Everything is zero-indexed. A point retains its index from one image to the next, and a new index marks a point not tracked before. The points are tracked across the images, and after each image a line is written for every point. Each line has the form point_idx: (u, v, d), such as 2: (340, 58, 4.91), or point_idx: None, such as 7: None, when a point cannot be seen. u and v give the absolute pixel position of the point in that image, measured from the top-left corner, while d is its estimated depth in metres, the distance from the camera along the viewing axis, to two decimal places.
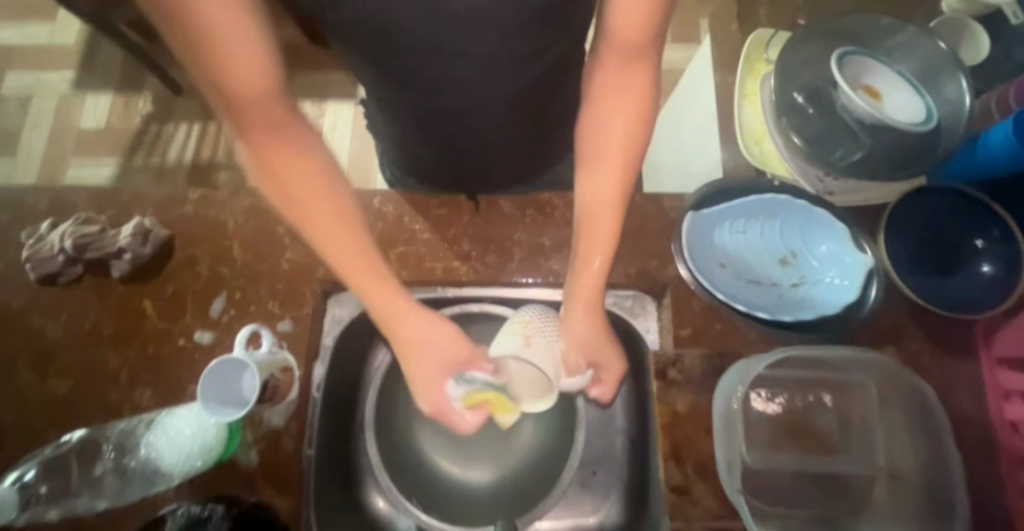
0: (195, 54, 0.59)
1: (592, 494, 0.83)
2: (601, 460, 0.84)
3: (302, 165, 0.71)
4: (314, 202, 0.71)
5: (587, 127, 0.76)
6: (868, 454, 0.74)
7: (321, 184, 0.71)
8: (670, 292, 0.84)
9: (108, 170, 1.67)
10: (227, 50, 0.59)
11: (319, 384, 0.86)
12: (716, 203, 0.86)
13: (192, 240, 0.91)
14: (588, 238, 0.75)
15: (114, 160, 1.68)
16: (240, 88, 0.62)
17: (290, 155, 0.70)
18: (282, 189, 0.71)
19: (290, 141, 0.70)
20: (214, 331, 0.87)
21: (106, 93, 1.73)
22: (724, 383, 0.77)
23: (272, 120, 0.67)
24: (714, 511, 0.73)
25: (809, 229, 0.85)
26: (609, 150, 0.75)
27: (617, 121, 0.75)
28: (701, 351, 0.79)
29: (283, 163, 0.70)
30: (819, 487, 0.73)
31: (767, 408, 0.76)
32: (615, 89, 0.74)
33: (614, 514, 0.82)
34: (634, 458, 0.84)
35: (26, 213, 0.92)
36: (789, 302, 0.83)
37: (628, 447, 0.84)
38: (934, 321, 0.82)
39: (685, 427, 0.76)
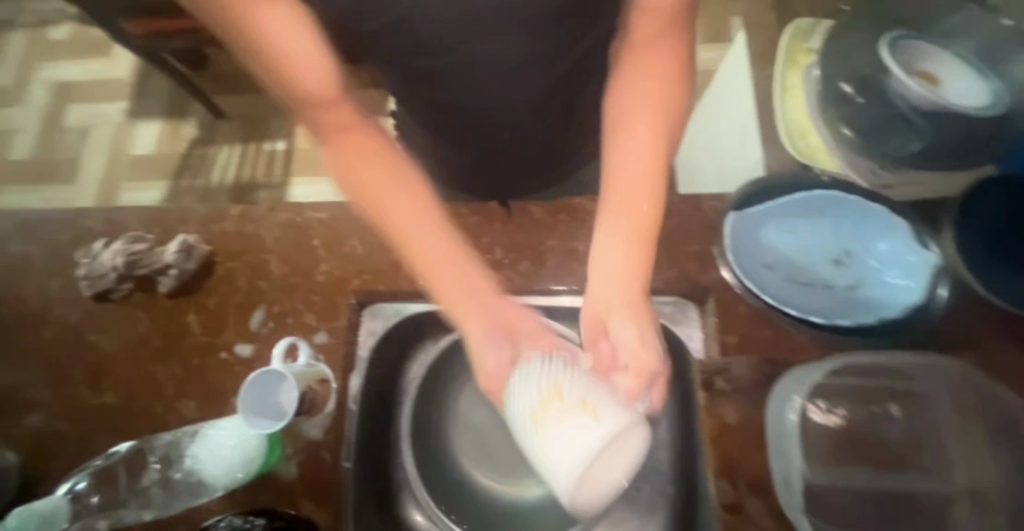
0: (261, 63, 0.65)
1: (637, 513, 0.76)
2: (647, 476, 0.77)
3: (374, 154, 0.73)
4: (387, 195, 0.72)
5: (618, 124, 0.73)
6: (946, 471, 0.67)
7: (385, 174, 0.73)
8: (713, 297, 0.80)
9: (157, 192, 1.76)
10: (288, 55, 0.64)
11: (354, 396, 0.85)
12: (759, 203, 0.81)
13: (232, 255, 0.93)
14: (624, 243, 0.70)
15: (162, 183, 1.77)
16: (306, 91, 0.67)
17: (361, 147, 0.72)
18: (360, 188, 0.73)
19: (361, 137, 0.72)
20: (253, 344, 0.89)
21: (155, 120, 1.84)
22: (779, 392, 0.72)
23: (342, 120, 0.71)
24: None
25: (864, 227, 0.79)
26: (644, 144, 0.71)
27: (651, 113, 0.71)
28: (749, 360, 0.75)
29: (360, 161, 0.72)
30: (891, 507, 0.67)
31: (828, 420, 0.70)
32: (648, 81, 0.72)
33: None
34: (683, 474, 0.76)
35: (82, 233, 0.97)
36: (845, 305, 0.77)
37: (677, 462, 0.76)
38: (1014, 323, 0.74)
39: (735, 440, 0.71)
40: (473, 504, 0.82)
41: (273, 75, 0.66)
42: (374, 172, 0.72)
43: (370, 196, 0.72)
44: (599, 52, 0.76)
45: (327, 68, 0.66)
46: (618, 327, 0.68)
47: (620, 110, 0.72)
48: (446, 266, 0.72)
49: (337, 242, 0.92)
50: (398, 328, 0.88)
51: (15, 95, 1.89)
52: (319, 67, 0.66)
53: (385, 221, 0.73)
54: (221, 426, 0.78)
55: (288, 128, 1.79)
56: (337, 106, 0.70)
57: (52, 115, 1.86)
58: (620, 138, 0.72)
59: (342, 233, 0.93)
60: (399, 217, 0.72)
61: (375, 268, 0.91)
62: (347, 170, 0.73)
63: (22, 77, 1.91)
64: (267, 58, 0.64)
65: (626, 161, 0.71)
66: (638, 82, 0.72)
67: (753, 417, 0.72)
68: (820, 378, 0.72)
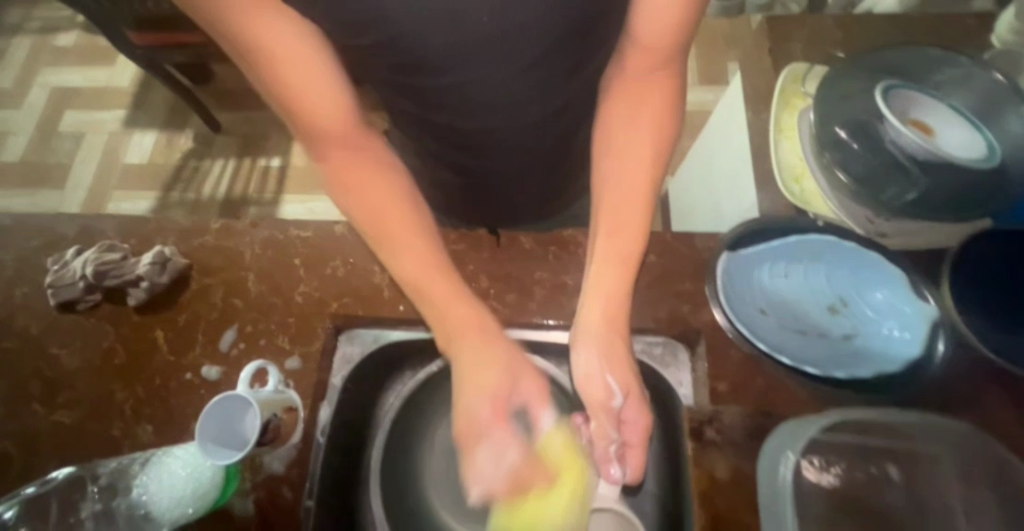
0: (259, 74, 0.61)
1: None
2: None
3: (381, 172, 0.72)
4: (381, 214, 0.71)
5: (614, 157, 0.72)
6: None
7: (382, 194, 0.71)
8: (704, 340, 0.76)
9: (146, 203, 1.73)
10: (289, 66, 0.60)
11: (325, 426, 0.81)
12: (755, 244, 0.79)
13: (209, 270, 0.89)
14: (616, 282, 0.69)
15: (153, 194, 1.74)
16: (310, 108, 0.64)
17: (357, 163, 0.71)
18: (361, 206, 0.71)
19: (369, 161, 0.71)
20: (222, 366, 0.84)
21: (152, 131, 1.83)
22: (772, 445, 0.69)
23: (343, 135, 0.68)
24: None
25: (860, 274, 0.76)
26: (640, 181, 0.71)
27: (646, 151, 0.71)
28: (741, 409, 0.72)
29: (366, 184, 0.71)
30: None
31: (822, 480, 0.65)
32: (642, 117, 0.71)
33: None
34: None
35: (54, 239, 0.94)
36: (841, 356, 0.74)
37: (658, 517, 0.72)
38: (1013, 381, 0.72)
39: (724, 496, 0.68)
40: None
41: (271, 84, 0.62)
42: (369, 188, 0.71)
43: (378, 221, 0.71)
44: (595, 85, 0.75)
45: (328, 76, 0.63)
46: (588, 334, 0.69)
47: (615, 143, 0.72)
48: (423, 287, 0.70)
49: (318, 262, 0.89)
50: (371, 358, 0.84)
51: (13, 99, 1.88)
52: (337, 94, 0.64)
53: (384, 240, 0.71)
54: (174, 457, 0.72)
55: (286, 144, 1.78)
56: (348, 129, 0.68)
57: (48, 121, 1.85)
58: (616, 166, 0.71)
59: (324, 253, 0.89)
60: (386, 240, 0.71)
61: (356, 291, 0.87)
62: (348, 190, 0.71)
63: (21, 82, 1.91)
64: (271, 68, 0.61)
65: (619, 206, 0.70)
66: (635, 115, 0.71)
67: (742, 471, 0.69)
68: (820, 432, 0.68)
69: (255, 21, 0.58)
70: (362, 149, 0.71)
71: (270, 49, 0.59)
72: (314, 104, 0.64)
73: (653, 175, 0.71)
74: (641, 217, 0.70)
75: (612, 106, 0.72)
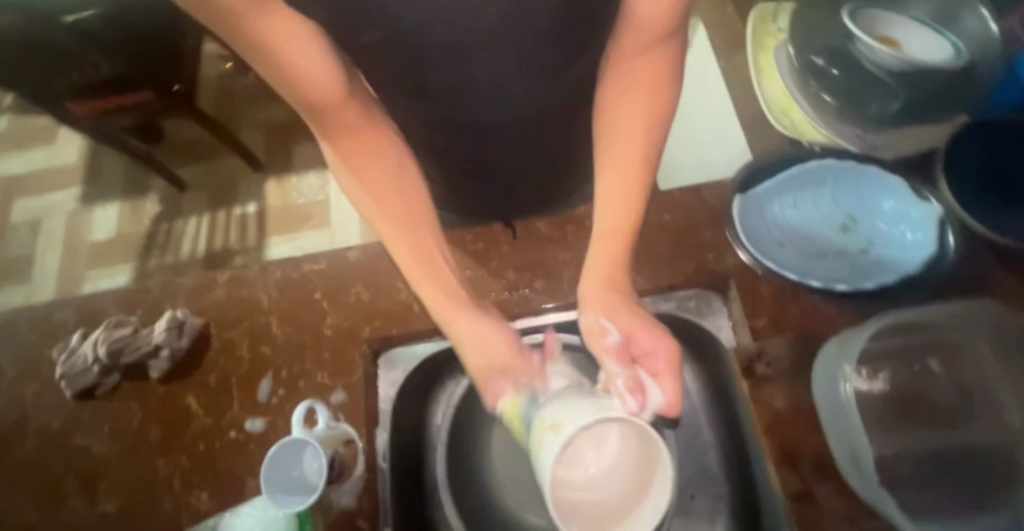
0: (264, 60, 0.59)
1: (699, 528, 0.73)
2: (698, 482, 0.74)
3: (380, 154, 0.71)
4: (376, 185, 0.71)
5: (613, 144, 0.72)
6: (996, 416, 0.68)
7: (384, 175, 0.71)
8: (734, 283, 0.79)
9: (124, 276, 1.67)
10: (291, 50, 0.58)
11: (384, 452, 0.80)
12: (761, 183, 0.82)
13: (227, 323, 0.86)
14: (606, 264, 0.71)
15: (129, 266, 1.68)
16: (312, 94, 0.62)
17: (368, 150, 0.70)
18: (368, 197, 0.72)
19: (373, 145, 0.70)
20: (265, 417, 0.82)
21: (114, 202, 1.76)
22: (822, 367, 0.72)
23: (349, 121, 0.67)
24: (843, 512, 0.67)
25: (863, 190, 0.80)
26: (624, 174, 0.72)
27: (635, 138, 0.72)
28: (784, 339, 0.75)
29: (370, 170, 0.71)
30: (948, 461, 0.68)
31: (873, 387, 0.72)
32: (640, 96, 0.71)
33: None
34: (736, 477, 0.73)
35: (54, 329, 0.89)
36: (864, 270, 0.77)
37: (724, 462, 0.74)
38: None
39: (787, 424, 0.72)
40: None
41: (275, 69, 0.59)
42: (362, 167, 0.70)
43: (386, 206, 0.72)
44: None
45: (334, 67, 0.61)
46: (593, 301, 0.70)
47: (613, 115, 0.72)
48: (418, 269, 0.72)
49: (339, 292, 0.87)
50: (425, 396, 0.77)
51: None
52: (332, 78, 0.61)
53: (397, 229, 0.72)
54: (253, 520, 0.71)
55: (257, 187, 1.74)
56: (346, 113, 0.66)
57: None
58: (613, 133, 0.72)
59: (342, 282, 0.87)
60: (387, 219, 0.72)
61: (385, 312, 0.85)
62: (356, 176, 0.71)
63: None
64: (271, 56, 0.58)
65: (617, 178, 0.72)
66: (633, 97, 0.71)
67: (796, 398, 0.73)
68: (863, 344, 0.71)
69: (254, 10, 0.55)
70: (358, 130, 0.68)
71: (269, 35, 0.56)
72: (311, 90, 0.61)
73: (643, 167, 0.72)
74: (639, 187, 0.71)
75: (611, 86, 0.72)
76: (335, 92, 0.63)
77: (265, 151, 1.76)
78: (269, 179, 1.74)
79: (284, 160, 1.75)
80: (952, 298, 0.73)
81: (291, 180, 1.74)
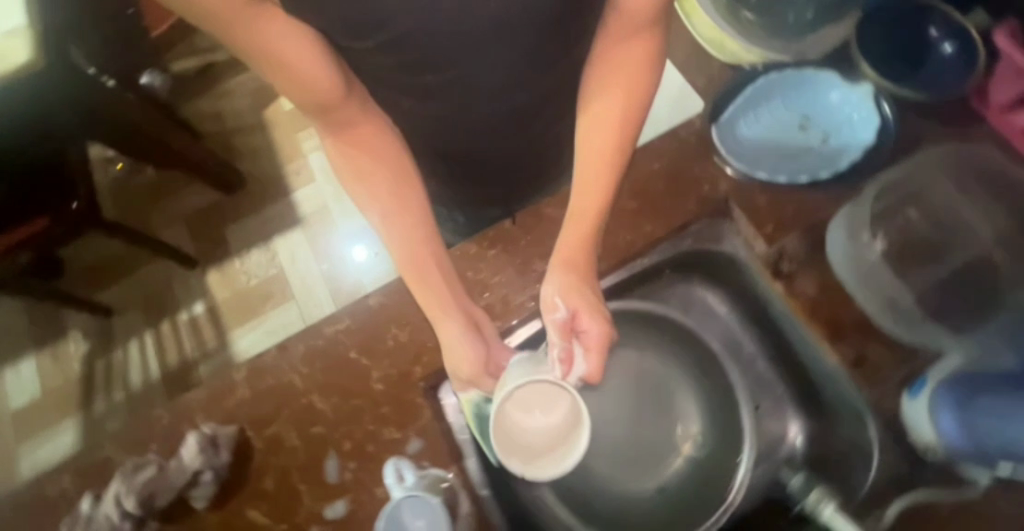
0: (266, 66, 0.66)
1: (773, 423, 0.89)
2: (761, 390, 0.90)
3: (375, 155, 0.75)
4: (373, 172, 0.76)
5: (591, 127, 0.78)
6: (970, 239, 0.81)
7: (380, 172, 0.76)
8: (735, 204, 0.86)
9: (70, 433, 1.44)
10: (289, 51, 0.65)
11: (481, 479, 0.77)
12: (724, 110, 0.90)
13: (263, 418, 0.78)
14: (578, 238, 0.77)
15: (73, 420, 1.46)
16: (310, 92, 0.68)
17: (364, 146, 0.75)
18: (367, 194, 0.76)
19: (370, 140, 0.75)
20: (344, 498, 0.75)
21: (26, 356, 1.50)
22: (836, 245, 0.82)
23: (345, 116, 0.72)
24: (891, 361, 0.77)
25: (806, 90, 0.90)
26: (592, 153, 0.77)
27: (613, 120, 0.77)
28: (795, 235, 0.83)
29: (366, 166, 0.75)
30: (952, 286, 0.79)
31: (879, 247, 0.82)
32: (625, 85, 0.77)
33: (797, 420, 0.89)
34: (783, 368, 0.90)
35: (51, 504, 0.74)
36: (831, 155, 0.87)
37: (770, 361, 0.91)
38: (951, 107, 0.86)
39: (823, 307, 0.80)
40: (630, 513, 0.85)
41: (276, 73, 0.66)
42: (360, 158, 0.75)
43: (382, 204, 0.76)
44: None
45: (329, 69, 0.67)
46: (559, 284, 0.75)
47: (596, 103, 0.77)
48: (419, 251, 0.77)
49: (375, 341, 0.81)
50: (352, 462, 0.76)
51: None
52: (326, 75, 0.67)
53: (395, 223, 0.76)
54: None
55: (197, 284, 1.58)
56: (345, 107, 0.72)
57: None
58: (594, 122, 0.78)
59: (371, 332, 0.82)
60: (385, 217, 0.76)
61: (430, 344, 0.81)
62: (355, 172, 0.76)
63: None
64: (271, 61, 0.65)
65: (594, 160, 0.77)
66: (618, 85, 0.77)
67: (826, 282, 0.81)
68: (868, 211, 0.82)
69: (256, 20, 0.63)
70: (353, 127, 0.74)
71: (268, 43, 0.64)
72: (309, 88, 0.67)
73: (616, 145, 0.77)
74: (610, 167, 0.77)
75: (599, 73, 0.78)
76: (332, 93, 0.69)
77: (194, 244, 1.61)
78: (209, 272, 1.59)
79: (219, 247, 1.61)
80: (911, 155, 0.85)
81: (233, 265, 1.60)
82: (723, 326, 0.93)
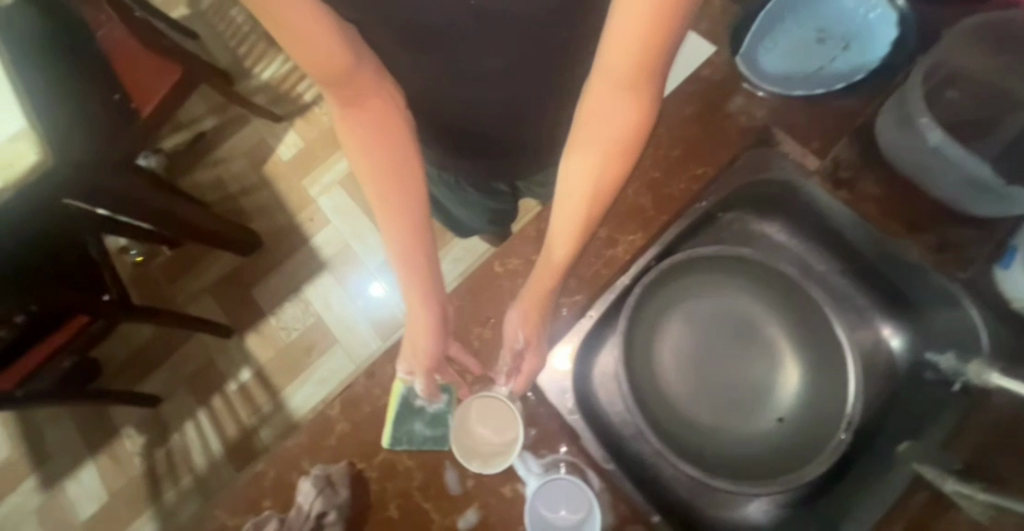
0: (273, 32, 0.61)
1: (863, 329, 0.88)
2: (842, 302, 0.89)
3: (379, 127, 0.73)
4: (377, 151, 0.74)
5: (583, 145, 0.70)
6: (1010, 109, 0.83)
7: (381, 147, 0.74)
8: (776, 127, 0.86)
9: (149, 529, 1.41)
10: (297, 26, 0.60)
11: (603, 454, 0.76)
12: (742, 40, 0.90)
13: (369, 447, 0.75)
14: (581, 202, 0.72)
15: (149, 515, 1.43)
16: (314, 63, 0.64)
17: (370, 121, 0.72)
18: (365, 163, 0.75)
19: (373, 115, 0.72)
20: (473, 505, 0.73)
21: (84, 462, 1.46)
22: (888, 140, 0.81)
23: (358, 87, 0.69)
24: (965, 242, 0.79)
25: (813, 6, 0.92)
26: (580, 163, 0.71)
27: (607, 139, 0.69)
28: (842, 143, 0.84)
29: (367, 140, 0.73)
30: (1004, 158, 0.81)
31: (933, 128, 0.76)
32: (620, 114, 0.66)
33: (887, 321, 0.87)
34: (857, 275, 0.89)
35: None
36: (860, 57, 0.87)
37: (841, 271, 0.90)
38: None
39: (888, 207, 0.81)
40: (746, 456, 0.84)
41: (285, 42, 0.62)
42: (364, 133, 0.73)
43: (376, 178, 0.75)
44: None
45: (341, 49, 0.64)
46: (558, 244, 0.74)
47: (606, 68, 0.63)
48: (411, 245, 0.79)
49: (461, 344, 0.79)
50: (456, 466, 0.74)
51: None
52: (333, 48, 0.63)
53: (384, 202, 0.76)
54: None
55: (238, 350, 1.55)
56: (356, 79, 0.68)
57: None
58: (600, 91, 0.66)
59: (454, 336, 0.79)
60: (384, 195, 0.76)
61: None
62: (352, 139, 0.73)
63: None
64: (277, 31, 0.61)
65: (593, 125, 0.68)
66: (614, 109, 0.66)
67: (884, 180, 0.82)
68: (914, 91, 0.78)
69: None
70: (356, 95, 0.69)
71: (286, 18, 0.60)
72: (316, 66, 0.64)
73: (608, 162, 0.70)
74: (617, 137, 0.68)
75: (594, 94, 0.67)
76: (338, 65, 0.65)
77: (224, 312, 1.59)
78: (247, 336, 1.56)
79: (252, 309, 1.59)
80: (935, 41, 0.86)
81: (270, 323, 1.57)
82: (784, 250, 0.92)
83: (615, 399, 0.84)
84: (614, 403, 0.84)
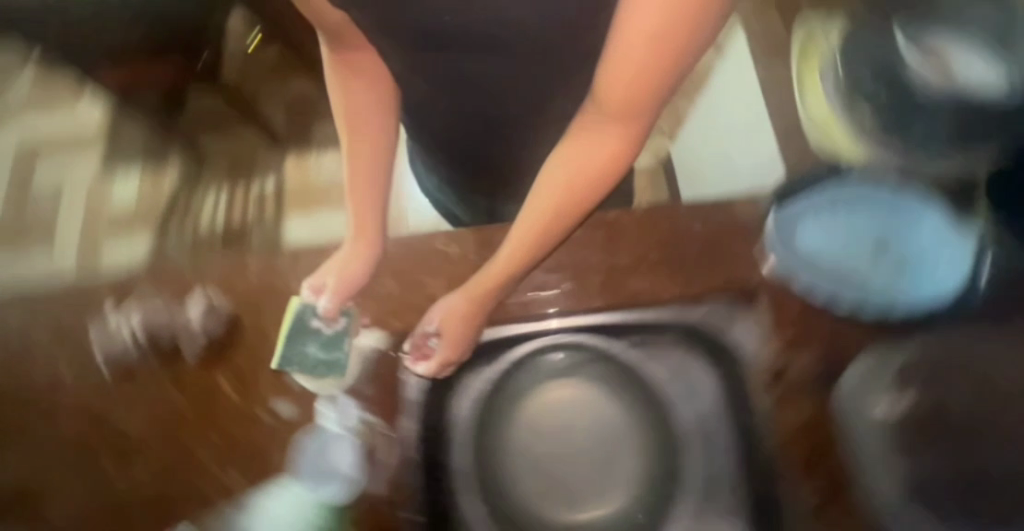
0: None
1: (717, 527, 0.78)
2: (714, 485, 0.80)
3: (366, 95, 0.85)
4: (362, 113, 0.86)
5: (556, 172, 0.75)
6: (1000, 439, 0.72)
7: (367, 112, 0.87)
8: (760, 295, 0.80)
9: (143, 246, 1.65)
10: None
11: (411, 441, 0.83)
12: (797, 199, 0.84)
13: (256, 306, 0.87)
14: (527, 246, 0.78)
15: (147, 236, 1.66)
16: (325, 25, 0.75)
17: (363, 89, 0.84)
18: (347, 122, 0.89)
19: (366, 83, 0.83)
20: (294, 403, 0.84)
21: (133, 170, 1.75)
22: (854, 383, 0.76)
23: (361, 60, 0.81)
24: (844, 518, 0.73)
25: (899, 214, 0.83)
26: (543, 200, 0.76)
27: (578, 181, 0.74)
28: (807, 352, 0.78)
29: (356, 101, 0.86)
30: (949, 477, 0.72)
31: (896, 406, 0.75)
32: (594, 153, 0.72)
33: None
34: (751, 477, 0.78)
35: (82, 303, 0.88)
36: (900, 291, 0.79)
37: (739, 462, 0.79)
38: None
39: (799, 435, 0.76)
40: None
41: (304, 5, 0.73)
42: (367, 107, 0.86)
43: (355, 135, 0.89)
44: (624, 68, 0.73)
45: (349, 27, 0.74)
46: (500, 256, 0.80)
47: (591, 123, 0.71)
48: (369, 191, 0.93)
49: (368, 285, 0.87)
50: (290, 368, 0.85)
51: None
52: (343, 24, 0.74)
53: (355, 155, 0.92)
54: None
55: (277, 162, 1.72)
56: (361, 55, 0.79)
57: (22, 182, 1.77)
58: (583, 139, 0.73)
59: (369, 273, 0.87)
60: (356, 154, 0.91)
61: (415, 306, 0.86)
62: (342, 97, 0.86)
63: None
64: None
65: (570, 173, 0.74)
66: (589, 145, 0.72)
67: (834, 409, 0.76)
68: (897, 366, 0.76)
69: None
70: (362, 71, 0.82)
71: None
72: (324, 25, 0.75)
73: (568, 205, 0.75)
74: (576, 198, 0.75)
75: (582, 126, 0.72)
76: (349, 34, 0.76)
77: (284, 113, 1.68)
78: (289, 153, 1.69)
79: (303, 131, 1.69)
80: (974, 326, 0.77)
81: (311, 156, 1.69)
82: (706, 404, 0.82)
83: (470, 410, 0.87)
84: (467, 413, 0.87)
